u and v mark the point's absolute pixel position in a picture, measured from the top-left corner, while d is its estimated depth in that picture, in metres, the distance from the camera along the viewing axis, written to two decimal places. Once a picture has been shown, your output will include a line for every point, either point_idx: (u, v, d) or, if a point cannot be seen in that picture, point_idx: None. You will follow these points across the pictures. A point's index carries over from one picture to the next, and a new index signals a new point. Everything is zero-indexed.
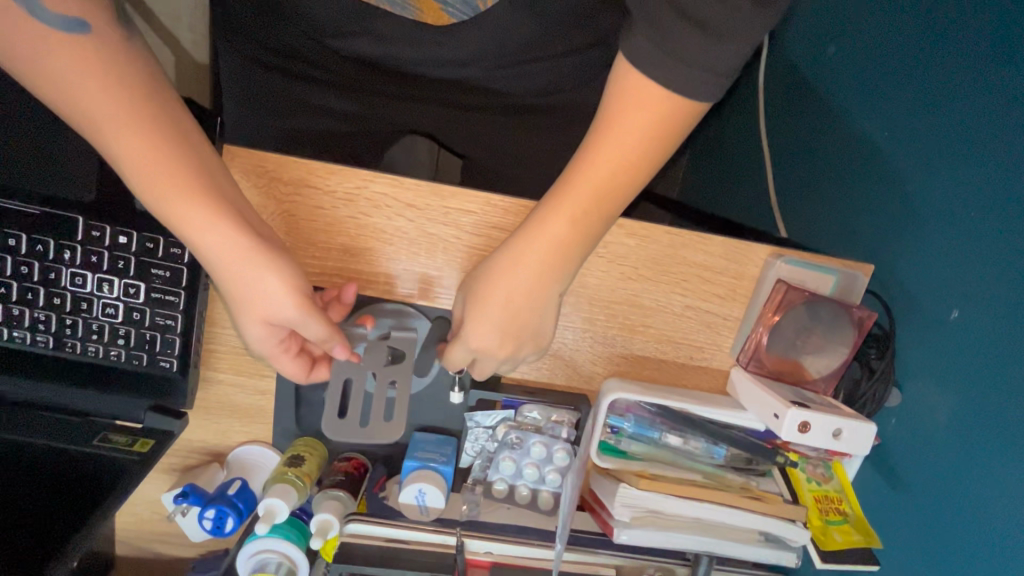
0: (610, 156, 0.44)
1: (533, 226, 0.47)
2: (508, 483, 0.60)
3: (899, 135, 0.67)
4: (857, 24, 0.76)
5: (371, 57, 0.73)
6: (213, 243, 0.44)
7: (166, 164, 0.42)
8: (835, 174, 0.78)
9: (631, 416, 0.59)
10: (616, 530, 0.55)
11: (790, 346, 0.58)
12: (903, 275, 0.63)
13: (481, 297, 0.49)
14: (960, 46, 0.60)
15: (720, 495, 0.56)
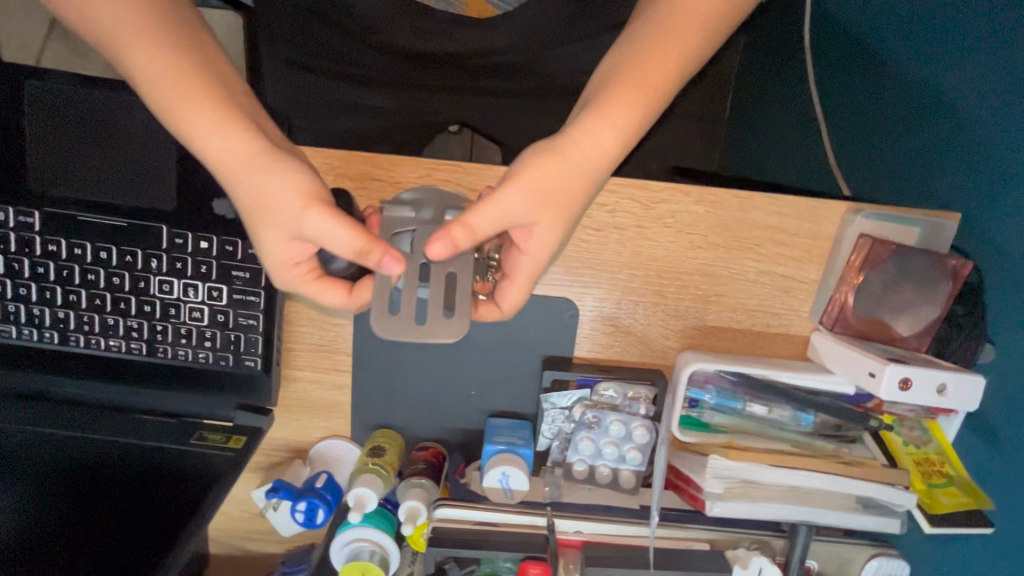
0: (669, 49, 0.46)
1: (598, 119, 0.45)
2: (587, 463, 0.60)
3: (964, 72, 0.63)
4: None
5: (413, 53, 0.74)
6: (215, 151, 0.42)
7: (188, 76, 0.42)
8: (897, 123, 0.74)
9: (711, 387, 0.58)
10: (708, 502, 0.54)
11: (877, 305, 0.56)
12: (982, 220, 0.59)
13: (537, 187, 0.44)
14: None
15: (814, 463, 0.54)
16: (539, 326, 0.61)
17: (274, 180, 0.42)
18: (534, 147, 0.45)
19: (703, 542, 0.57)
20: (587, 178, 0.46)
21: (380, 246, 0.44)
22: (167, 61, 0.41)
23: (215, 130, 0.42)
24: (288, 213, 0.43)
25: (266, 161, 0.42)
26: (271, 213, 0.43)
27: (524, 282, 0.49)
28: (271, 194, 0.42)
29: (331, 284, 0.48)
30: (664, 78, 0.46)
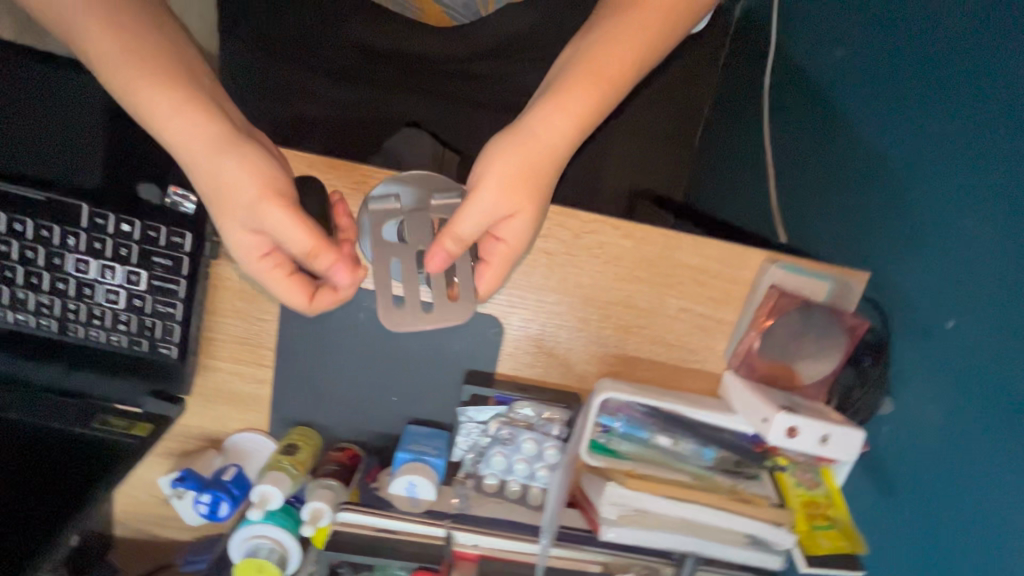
0: (621, 44, 0.51)
1: (555, 106, 0.50)
2: (498, 478, 0.61)
3: (903, 138, 0.66)
4: (867, 25, 0.76)
5: (380, 50, 0.76)
6: (176, 127, 0.44)
7: (144, 53, 0.44)
8: (835, 179, 0.78)
9: (622, 416, 0.60)
10: (602, 527, 0.56)
11: (781, 352, 0.58)
12: (897, 284, 0.63)
13: (511, 180, 0.48)
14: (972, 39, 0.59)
15: (707, 497, 0.57)
16: (464, 340, 0.62)
17: (229, 160, 0.44)
18: (501, 136, 0.49)
19: (596, 564, 0.59)
20: (552, 158, 0.50)
21: (330, 251, 0.45)
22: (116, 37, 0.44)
23: (177, 108, 0.44)
24: (245, 200, 0.44)
25: (225, 143, 0.44)
26: (234, 199, 0.44)
27: (501, 268, 0.52)
28: (226, 171, 0.44)
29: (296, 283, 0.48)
30: (617, 71, 0.51)
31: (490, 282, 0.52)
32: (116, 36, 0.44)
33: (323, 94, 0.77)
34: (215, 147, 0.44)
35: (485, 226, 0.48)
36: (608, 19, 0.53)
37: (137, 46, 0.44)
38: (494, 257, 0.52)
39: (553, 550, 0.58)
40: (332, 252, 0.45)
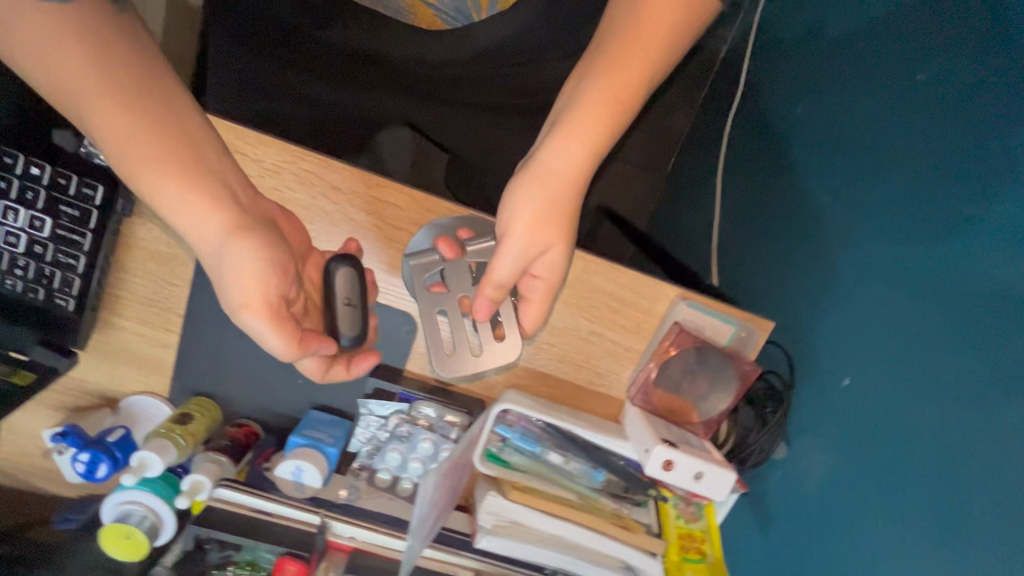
0: (629, 63, 0.50)
1: (563, 139, 0.50)
2: (392, 473, 0.61)
3: (846, 203, 0.68)
4: (825, 83, 0.77)
5: (361, 51, 0.76)
6: (186, 216, 0.46)
7: (156, 147, 0.45)
8: (779, 231, 0.81)
9: (518, 427, 0.61)
10: (477, 535, 0.57)
11: (676, 385, 0.61)
12: (811, 347, 0.68)
13: (531, 224, 0.50)
14: (922, 117, 0.59)
15: (588, 518, 0.58)
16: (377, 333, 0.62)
17: (234, 256, 0.46)
18: (520, 180, 0.51)
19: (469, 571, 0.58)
20: (571, 192, 0.51)
21: (313, 346, 0.49)
22: (129, 114, 0.45)
23: (187, 198, 0.46)
24: (243, 300, 0.47)
25: (228, 236, 0.46)
26: (233, 293, 0.48)
27: (543, 302, 0.55)
28: (229, 265, 0.46)
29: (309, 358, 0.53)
30: (623, 92, 0.50)
31: (535, 316, 0.55)
32: (134, 127, 0.45)
33: (296, 82, 0.76)
34: (221, 241, 0.46)
35: (518, 269, 0.51)
36: (611, 36, 0.51)
37: (148, 137, 0.45)
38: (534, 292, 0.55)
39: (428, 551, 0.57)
40: (316, 346, 0.49)
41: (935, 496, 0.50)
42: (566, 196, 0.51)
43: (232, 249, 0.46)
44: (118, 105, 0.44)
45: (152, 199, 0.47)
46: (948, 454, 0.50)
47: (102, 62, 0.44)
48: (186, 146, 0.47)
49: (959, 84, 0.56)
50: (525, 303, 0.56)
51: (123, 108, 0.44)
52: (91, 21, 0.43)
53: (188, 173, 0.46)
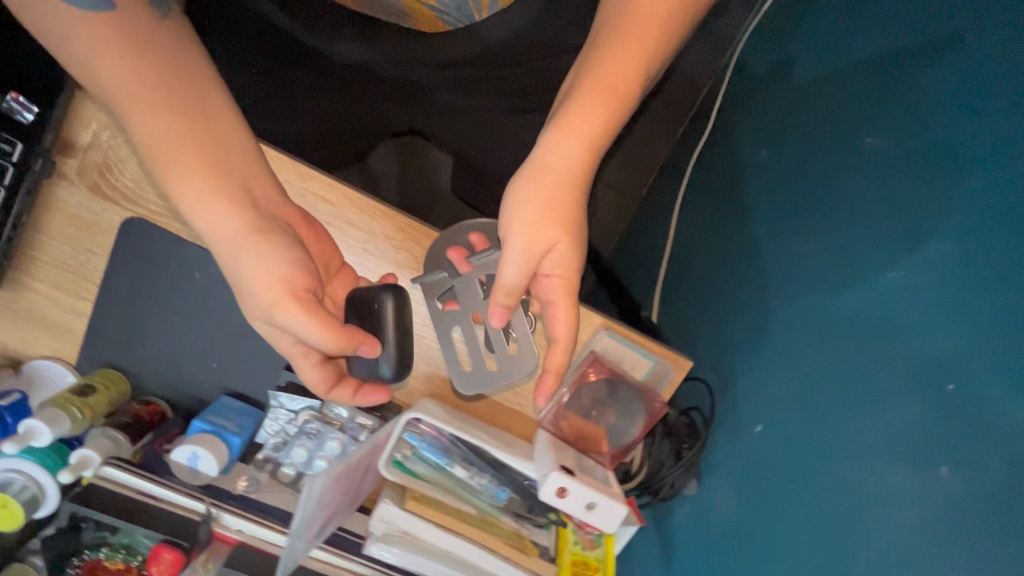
0: (615, 58, 0.53)
1: (558, 136, 0.53)
2: (296, 469, 0.60)
3: (810, 267, 0.72)
4: (798, 148, 0.81)
5: (349, 59, 0.73)
6: (206, 214, 0.49)
7: (184, 146, 0.50)
8: (735, 279, 0.85)
9: (426, 437, 0.60)
10: (366, 543, 0.55)
11: (585, 414, 0.61)
12: (734, 389, 0.78)
13: (532, 219, 0.51)
14: (886, 197, 0.62)
15: (482, 535, 0.58)
16: None
17: (247, 253, 0.48)
18: (518, 179, 0.53)
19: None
20: (569, 185, 0.53)
21: (346, 337, 0.47)
22: (168, 118, 0.50)
23: (209, 199, 0.49)
24: (263, 292, 0.48)
25: (249, 236, 0.49)
26: (250, 291, 0.49)
27: (567, 302, 0.54)
28: (240, 261, 0.49)
29: (321, 373, 0.55)
30: (613, 84, 0.53)
31: (562, 319, 0.54)
32: (168, 127, 0.50)
33: (291, 90, 0.74)
34: (238, 243, 0.49)
35: (527, 266, 0.51)
36: (598, 40, 0.55)
37: (179, 137, 0.50)
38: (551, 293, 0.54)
39: (315, 552, 0.55)
40: (355, 339, 0.47)
41: (823, 526, 0.59)
42: (564, 191, 0.52)
43: (255, 251, 0.48)
44: (156, 108, 0.49)
45: (176, 195, 0.50)
46: (836, 494, 0.58)
47: (141, 69, 0.49)
48: (214, 151, 0.51)
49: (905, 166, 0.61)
50: (552, 307, 0.54)
51: (159, 110, 0.49)
52: (139, 35, 0.49)
53: (210, 175, 0.50)
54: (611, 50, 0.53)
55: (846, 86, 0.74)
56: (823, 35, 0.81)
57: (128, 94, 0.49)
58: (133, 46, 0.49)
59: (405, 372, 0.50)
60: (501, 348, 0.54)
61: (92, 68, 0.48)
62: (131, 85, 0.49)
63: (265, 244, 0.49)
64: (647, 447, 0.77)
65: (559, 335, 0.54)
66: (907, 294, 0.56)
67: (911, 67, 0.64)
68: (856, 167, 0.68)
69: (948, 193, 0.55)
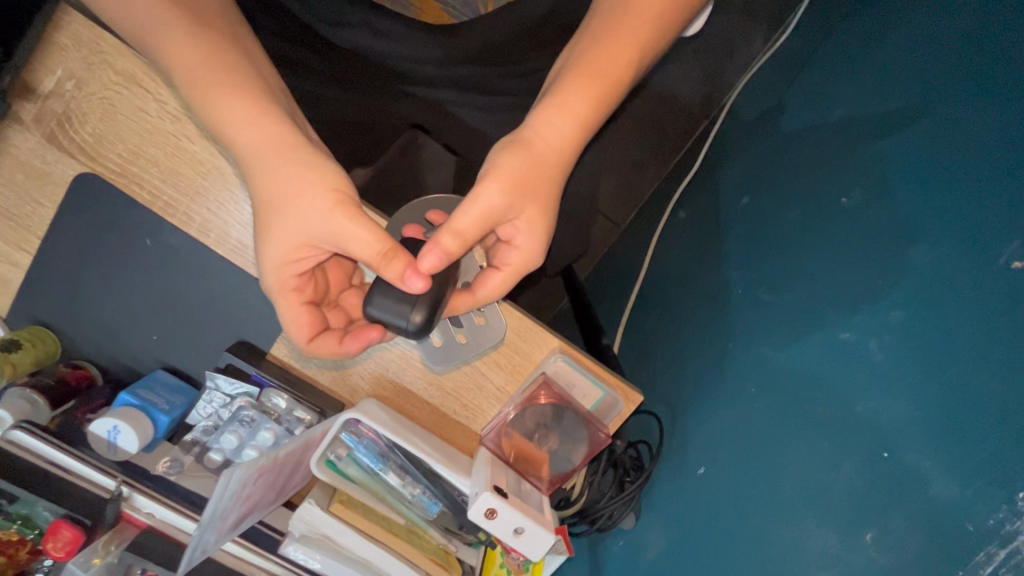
0: (617, 43, 0.54)
1: (551, 107, 0.53)
2: (224, 456, 0.58)
3: (778, 316, 0.73)
4: (781, 197, 0.83)
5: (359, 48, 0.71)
6: (246, 137, 0.50)
7: (228, 77, 0.50)
8: (703, 317, 0.87)
9: (364, 440, 0.58)
10: (283, 543, 0.53)
11: (529, 435, 0.60)
12: (683, 428, 0.79)
13: (510, 180, 0.50)
14: (863, 258, 0.65)
15: (407, 549, 0.56)
16: (248, 309, 0.60)
17: (301, 172, 0.49)
18: (502, 144, 0.52)
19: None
20: (552, 158, 0.53)
21: (404, 253, 0.47)
22: (201, 46, 0.50)
23: (247, 122, 0.49)
24: (319, 207, 0.48)
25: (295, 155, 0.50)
26: (297, 205, 0.49)
27: (512, 271, 0.54)
28: (288, 179, 0.49)
29: (308, 314, 0.53)
30: (610, 70, 0.54)
31: (497, 284, 0.54)
32: (214, 60, 0.50)
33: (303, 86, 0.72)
34: (280, 161, 0.49)
35: (485, 222, 0.50)
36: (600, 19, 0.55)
37: (212, 65, 0.50)
38: (508, 261, 0.54)
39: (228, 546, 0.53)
40: (404, 256, 0.47)
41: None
42: (547, 163, 0.53)
43: (300, 166, 0.49)
44: (201, 43, 0.50)
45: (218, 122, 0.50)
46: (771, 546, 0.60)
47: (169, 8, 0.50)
48: (245, 79, 0.51)
49: (884, 229, 0.64)
50: (495, 272, 0.55)
51: (200, 45, 0.50)
52: None
53: (246, 96, 0.50)
54: (613, 31, 0.54)
55: (827, 150, 0.78)
56: (813, 100, 0.85)
57: (178, 27, 0.50)
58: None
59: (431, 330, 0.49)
60: (468, 324, 0.60)
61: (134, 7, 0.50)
62: (174, 21, 0.50)
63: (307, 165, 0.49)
64: (591, 476, 0.75)
65: (486, 297, 0.55)
66: (858, 363, 0.59)
67: (890, 143, 0.68)
68: (832, 230, 0.71)
69: (902, 268, 0.59)
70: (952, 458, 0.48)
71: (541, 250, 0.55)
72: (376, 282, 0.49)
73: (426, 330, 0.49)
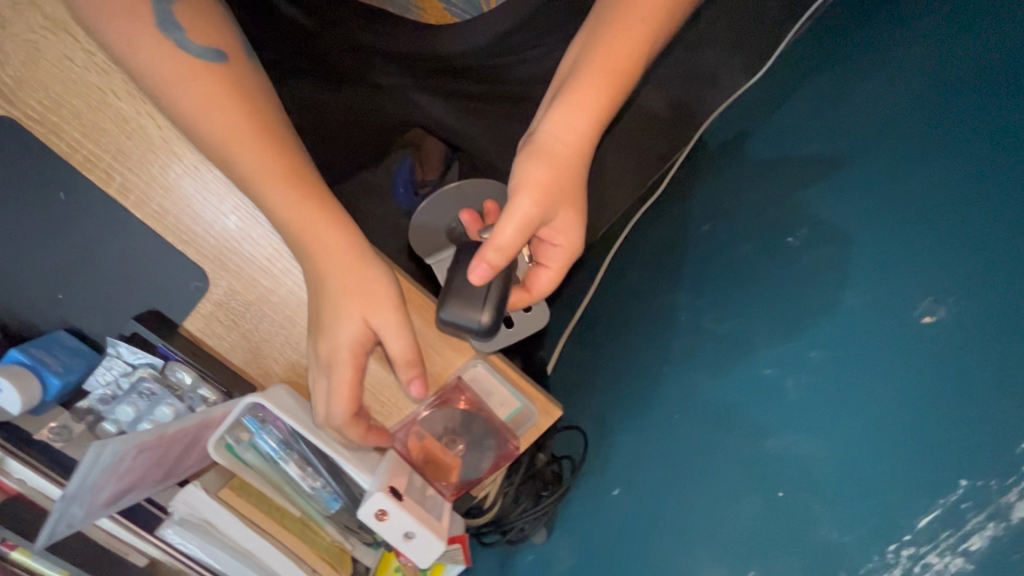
0: (623, 36, 0.54)
1: (564, 110, 0.54)
2: (119, 428, 0.56)
3: (715, 342, 0.72)
4: (736, 219, 0.81)
5: (350, 48, 0.75)
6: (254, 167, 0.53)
7: (255, 130, 0.53)
8: (633, 328, 0.86)
9: (267, 427, 0.55)
10: (160, 524, 0.50)
11: (437, 438, 0.59)
12: (607, 447, 0.77)
13: (542, 185, 0.51)
14: (803, 299, 0.66)
15: (296, 543, 0.55)
16: (161, 278, 0.58)
17: (326, 232, 0.55)
18: (527, 153, 0.53)
19: (144, 556, 0.53)
20: (574, 156, 0.54)
21: (416, 367, 0.55)
22: (189, 68, 0.52)
23: (248, 146, 0.53)
24: (363, 288, 0.55)
25: (302, 185, 0.55)
26: (343, 278, 0.54)
27: (560, 267, 0.57)
28: (308, 218, 0.54)
29: (353, 395, 0.52)
30: (618, 63, 0.54)
31: (548, 280, 0.57)
32: (239, 115, 0.53)
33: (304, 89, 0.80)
34: (284, 184, 0.54)
35: (525, 231, 0.51)
36: (606, 17, 0.56)
37: (198, 83, 0.52)
38: (553, 256, 0.57)
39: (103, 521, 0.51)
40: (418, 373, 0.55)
41: None
42: (570, 162, 0.54)
43: (335, 233, 0.55)
44: (225, 93, 0.53)
45: (249, 178, 0.53)
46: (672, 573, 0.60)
47: None
48: (240, 98, 0.54)
49: (827, 271, 0.65)
50: (542, 270, 0.58)
51: (223, 93, 0.53)
52: None
53: (244, 119, 0.53)
54: (616, 28, 0.55)
55: (788, 187, 0.77)
56: (786, 133, 0.82)
57: (201, 76, 0.52)
58: (166, 19, 0.52)
59: (497, 328, 0.53)
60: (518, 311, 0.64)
61: (141, 46, 0.51)
62: (191, 66, 0.52)
63: (338, 234, 0.55)
64: (507, 487, 0.75)
65: (540, 291, 0.57)
66: (772, 397, 0.62)
67: (837, 191, 0.70)
68: (786, 271, 0.70)
69: (832, 311, 0.61)
70: (830, 495, 0.54)
71: (580, 243, 0.57)
72: (444, 291, 0.54)
73: (493, 328, 0.53)
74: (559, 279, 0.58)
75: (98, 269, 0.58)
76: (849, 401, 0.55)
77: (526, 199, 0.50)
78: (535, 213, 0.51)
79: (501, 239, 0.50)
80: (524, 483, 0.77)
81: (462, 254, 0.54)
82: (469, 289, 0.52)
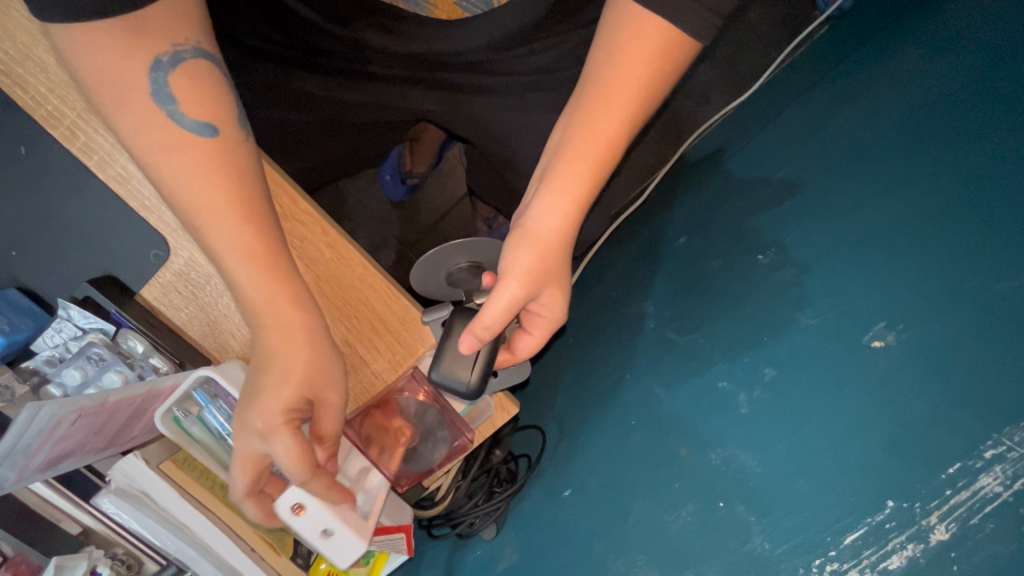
0: (612, 109, 0.50)
1: (550, 191, 0.51)
2: (65, 393, 0.53)
3: (676, 353, 0.72)
4: (709, 232, 0.81)
5: (363, 42, 0.73)
6: (207, 229, 0.46)
7: (235, 204, 0.46)
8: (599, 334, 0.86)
9: (218, 402, 0.55)
10: (96, 495, 0.49)
11: (383, 428, 0.59)
12: (564, 450, 0.77)
13: (530, 272, 0.51)
14: (764, 321, 0.67)
15: (235, 522, 0.54)
16: (120, 243, 0.57)
17: (281, 309, 0.47)
18: (514, 235, 0.52)
19: (76, 525, 0.52)
20: (561, 238, 0.52)
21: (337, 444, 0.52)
22: (149, 112, 0.45)
23: (199, 207, 0.46)
24: (301, 365, 0.48)
25: (258, 265, 0.47)
26: (288, 355, 0.48)
27: (542, 334, 0.57)
28: (264, 297, 0.47)
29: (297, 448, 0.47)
30: (608, 135, 0.50)
31: (529, 345, 0.58)
32: (222, 188, 0.46)
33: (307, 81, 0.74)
34: (235, 254, 0.46)
35: (510, 312, 0.52)
36: (596, 79, 0.51)
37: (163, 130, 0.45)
38: (537, 324, 0.57)
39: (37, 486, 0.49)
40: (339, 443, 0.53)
41: None
42: (555, 244, 0.52)
43: (290, 311, 0.48)
44: (206, 163, 0.46)
45: (219, 250, 0.47)
46: None
47: None
48: (201, 153, 0.46)
49: (791, 296, 0.67)
50: (524, 333, 0.58)
51: (189, 148, 0.46)
52: None
53: (202, 175, 0.46)
54: (609, 94, 0.50)
55: (762, 206, 0.77)
56: (766, 155, 0.82)
57: (187, 148, 0.46)
58: (160, 90, 0.45)
59: (483, 390, 0.54)
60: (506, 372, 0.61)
61: (129, 104, 0.45)
62: None
63: (293, 310, 0.48)
64: (460, 481, 0.76)
65: (522, 355, 0.59)
66: (725, 412, 0.64)
67: (804, 216, 0.72)
68: (754, 291, 0.70)
69: (785, 331, 0.65)
70: (765, 509, 0.58)
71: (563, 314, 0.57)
72: (437, 351, 0.54)
73: (480, 388, 0.54)
74: (542, 344, 0.58)
75: (59, 232, 0.57)
76: (788, 422, 0.60)
77: (510, 287, 0.51)
78: (516, 298, 0.51)
79: (484, 318, 0.51)
80: (477, 477, 0.78)
81: (455, 314, 0.55)
82: (458, 355, 0.53)
